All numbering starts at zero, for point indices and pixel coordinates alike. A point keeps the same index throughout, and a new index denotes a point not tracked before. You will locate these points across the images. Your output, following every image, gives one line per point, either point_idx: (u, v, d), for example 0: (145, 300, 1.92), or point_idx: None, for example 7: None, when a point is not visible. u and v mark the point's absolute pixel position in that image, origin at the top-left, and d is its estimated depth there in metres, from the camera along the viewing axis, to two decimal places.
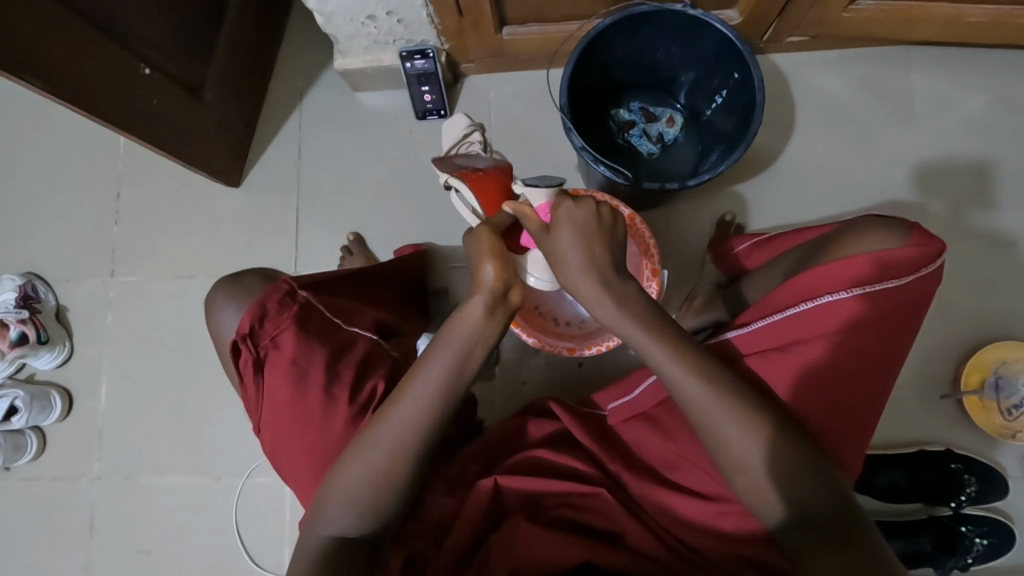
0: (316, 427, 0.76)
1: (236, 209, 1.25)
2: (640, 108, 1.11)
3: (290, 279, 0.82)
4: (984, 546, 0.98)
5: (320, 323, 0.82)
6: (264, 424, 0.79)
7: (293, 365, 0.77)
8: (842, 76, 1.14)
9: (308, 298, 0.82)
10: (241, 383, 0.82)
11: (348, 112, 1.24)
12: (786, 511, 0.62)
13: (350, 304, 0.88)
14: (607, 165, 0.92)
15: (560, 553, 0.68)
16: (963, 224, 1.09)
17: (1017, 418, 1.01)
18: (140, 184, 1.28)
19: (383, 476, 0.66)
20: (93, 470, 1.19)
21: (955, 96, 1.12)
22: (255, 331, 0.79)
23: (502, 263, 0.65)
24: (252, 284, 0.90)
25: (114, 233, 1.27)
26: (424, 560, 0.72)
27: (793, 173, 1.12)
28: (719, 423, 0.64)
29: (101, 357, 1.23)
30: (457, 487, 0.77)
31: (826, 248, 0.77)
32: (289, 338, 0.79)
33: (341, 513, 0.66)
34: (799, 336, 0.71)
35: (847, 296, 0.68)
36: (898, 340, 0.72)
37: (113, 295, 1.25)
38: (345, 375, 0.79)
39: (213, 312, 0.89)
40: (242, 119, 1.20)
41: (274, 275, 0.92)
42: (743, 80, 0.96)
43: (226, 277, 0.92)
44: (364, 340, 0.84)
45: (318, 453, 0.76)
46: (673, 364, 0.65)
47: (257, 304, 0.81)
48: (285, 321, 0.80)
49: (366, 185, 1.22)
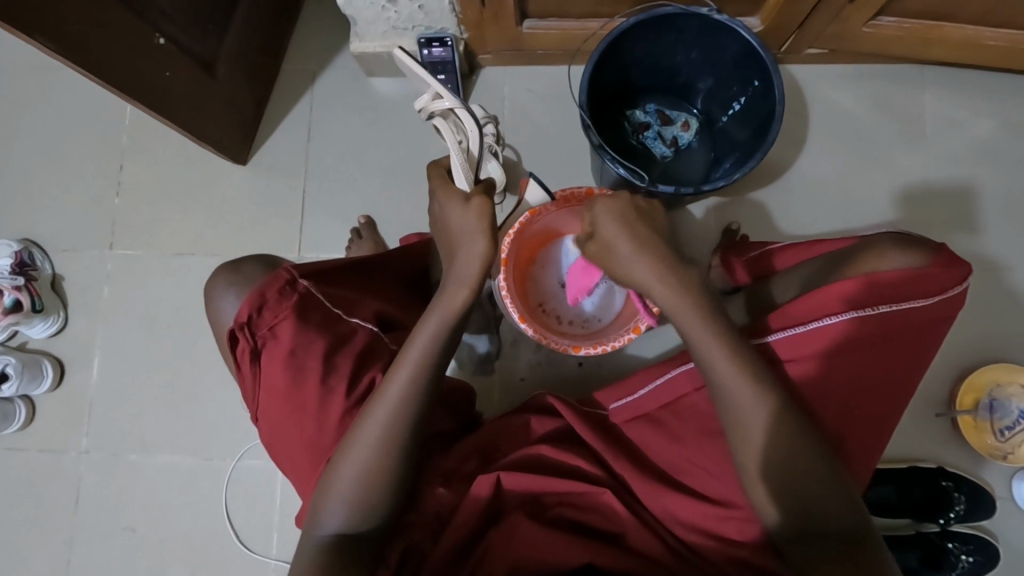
0: (313, 418, 0.76)
1: (241, 188, 1.23)
2: (655, 110, 1.11)
3: (291, 268, 0.80)
4: (969, 564, 0.99)
5: (320, 313, 0.81)
6: (260, 413, 0.79)
7: (290, 356, 0.77)
8: (856, 92, 1.15)
9: (308, 288, 0.81)
10: (238, 372, 0.81)
11: (360, 97, 1.23)
12: (795, 520, 0.62)
13: (351, 295, 0.87)
14: (626, 167, 0.92)
15: (563, 553, 0.68)
16: (967, 246, 1.10)
17: (1009, 438, 1.02)
18: (144, 157, 1.26)
19: (377, 469, 0.65)
20: (82, 443, 1.17)
21: (965, 119, 1.14)
22: (253, 320, 0.78)
23: (489, 240, 0.66)
24: (253, 273, 0.89)
25: (116, 204, 1.25)
26: (420, 553, 0.71)
27: (801, 185, 1.13)
28: (746, 426, 0.65)
29: (95, 330, 1.21)
30: (454, 479, 0.77)
31: (849, 261, 0.77)
32: (288, 327, 0.78)
33: (340, 507, 0.66)
34: (821, 348, 0.70)
35: (874, 313, 0.69)
36: (915, 359, 0.73)
37: (111, 268, 1.23)
38: (343, 366, 0.78)
39: (212, 300, 0.88)
40: (252, 97, 1.19)
41: (275, 263, 0.91)
42: (763, 89, 0.96)
43: (227, 264, 0.91)
44: (363, 331, 0.83)
45: (314, 442, 0.76)
46: (721, 362, 0.66)
47: (256, 292, 0.80)
48: (284, 310, 0.79)
49: (374, 172, 1.21)
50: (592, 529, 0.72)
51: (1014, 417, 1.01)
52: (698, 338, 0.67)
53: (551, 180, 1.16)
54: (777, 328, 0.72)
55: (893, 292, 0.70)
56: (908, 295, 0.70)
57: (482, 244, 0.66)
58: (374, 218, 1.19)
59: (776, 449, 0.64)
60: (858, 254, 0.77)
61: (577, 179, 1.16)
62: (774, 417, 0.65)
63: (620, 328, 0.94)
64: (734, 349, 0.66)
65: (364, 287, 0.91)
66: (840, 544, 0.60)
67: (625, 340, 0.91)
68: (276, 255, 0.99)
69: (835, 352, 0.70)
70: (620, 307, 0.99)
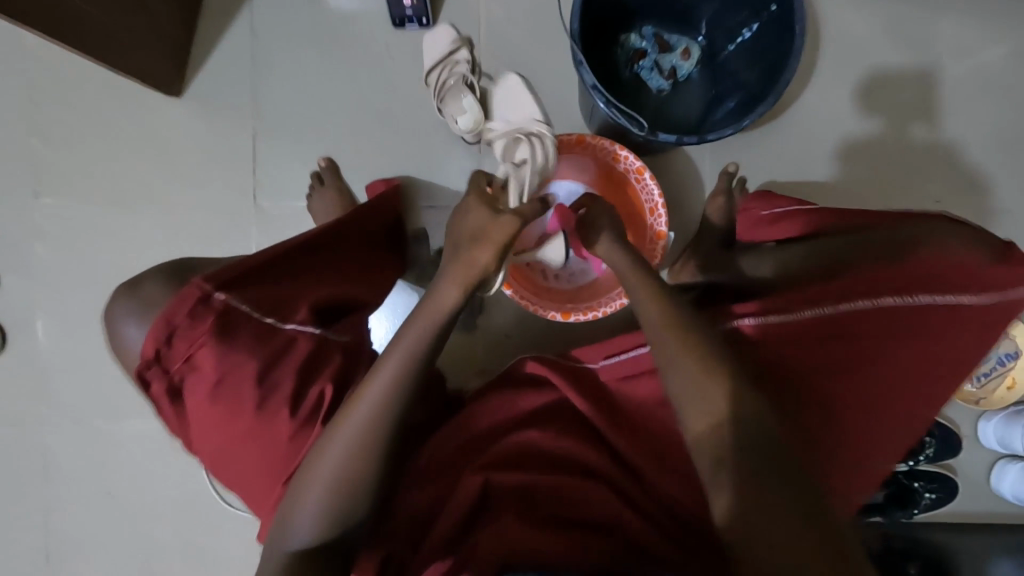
0: (255, 448, 0.65)
1: (181, 128, 1.08)
2: (653, 34, 0.97)
3: (202, 284, 0.65)
4: (931, 500, 1.05)
5: (248, 329, 0.67)
6: (195, 447, 0.68)
7: (216, 386, 0.64)
8: (871, 14, 1.03)
9: (228, 302, 0.66)
10: (162, 409, 0.69)
11: (311, 15, 1.06)
12: (743, 498, 0.52)
13: (290, 291, 0.72)
14: (619, 112, 0.78)
15: (565, 552, 0.59)
16: (975, 187, 1.04)
17: (983, 385, 1.05)
18: (60, 91, 1.08)
19: (351, 477, 0.58)
20: (41, 410, 1.11)
21: (984, 45, 1.04)
22: (164, 354, 0.65)
23: (496, 253, 0.63)
24: (152, 294, 0.72)
25: (33, 146, 1.08)
26: (399, 563, 0.63)
27: (807, 121, 1.04)
28: (692, 392, 0.60)
29: (34, 289, 1.10)
30: (427, 478, 0.69)
31: (894, 245, 0.70)
32: (207, 355, 0.64)
33: (310, 519, 0.57)
34: (842, 333, 0.67)
35: (899, 304, 0.67)
36: (946, 350, 0.69)
37: (40, 220, 1.09)
38: (281, 385, 0.66)
39: (113, 329, 0.73)
40: (180, 14, 1.00)
41: (181, 274, 0.74)
42: (781, 16, 0.83)
43: (125, 284, 0.75)
44: (305, 336, 0.70)
45: (262, 471, 0.66)
46: (671, 338, 0.63)
47: (164, 317, 0.66)
48: (199, 337, 0.65)
49: (333, 106, 1.07)
50: (572, 518, 0.63)
51: (993, 364, 1.03)
52: (650, 321, 0.65)
53: None
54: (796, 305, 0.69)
55: (913, 276, 0.68)
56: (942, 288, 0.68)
57: (487, 255, 0.63)
58: (336, 161, 1.07)
59: (750, 424, 0.57)
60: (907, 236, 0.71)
61: (563, 114, 1.04)
62: (747, 395, 0.58)
63: (613, 290, 0.92)
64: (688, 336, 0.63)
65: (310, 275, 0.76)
66: (781, 466, 0.54)
67: (616, 306, 0.90)
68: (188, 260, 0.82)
69: (844, 336, 0.67)
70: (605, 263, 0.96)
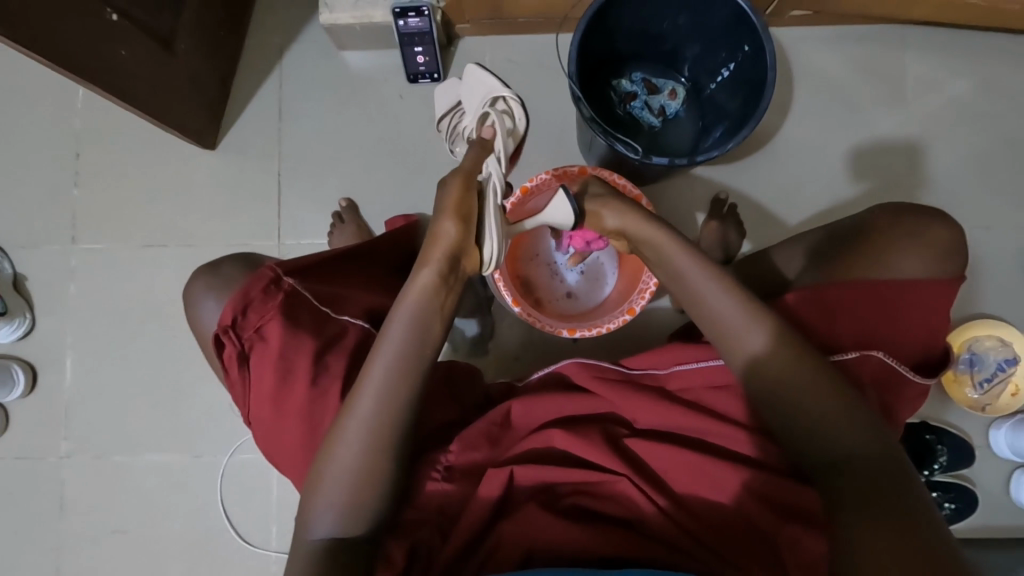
0: (302, 421, 0.71)
1: (211, 175, 1.17)
2: (642, 79, 1.07)
3: (275, 264, 0.77)
4: (952, 511, 1.04)
5: (309, 313, 0.77)
6: (252, 416, 0.75)
7: (278, 358, 0.72)
8: (838, 53, 1.14)
9: (294, 285, 0.77)
10: (225, 376, 0.78)
11: (333, 73, 1.18)
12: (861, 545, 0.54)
13: (337, 288, 0.82)
14: (617, 139, 0.88)
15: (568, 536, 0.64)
16: (947, 205, 1.11)
17: (985, 392, 1.07)
18: (104, 146, 1.18)
19: (366, 474, 0.60)
20: (62, 448, 1.13)
21: (942, 78, 1.14)
22: (237, 322, 0.75)
23: (462, 224, 0.62)
24: (233, 274, 0.86)
25: (75, 196, 1.17)
26: (428, 551, 0.65)
27: (787, 150, 1.13)
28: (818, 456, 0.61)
29: (65, 330, 1.15)
30: (456, 471, 0.70)
31: (860, 236, 0.80)
32: (274, 328, 0.74)
33: (329, 510, 0.61)
34: (843, 328, 0.72)
35: (901, 325, 0.73)
36: (925, 310, 0.73)
37: (74, 263, 1.16)
38: (335, 366, 0.73)
39: (191, 302, 0.85)
40: (216, 76, 1.12)
41: (255, 262, 0.89)
42: (755, 54, 0.92)
43: (205, 265, 0.89)
44: (355, 328, 0.78)
45: (304, 442, 0.71)
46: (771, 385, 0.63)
47: (241, 292, 0.76)
48: (269, 311, 0.75)
49: (351, 152, 1.17)
50: (589, 512, 0.67)
51: (992, 370, 1.06)
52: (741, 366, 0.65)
53: (539, 153, 1.13)
54: (806, 305, 0.73)
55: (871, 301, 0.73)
56: (908, 284, 0.73)
57: (451, 226, 0.62)
58: (356, 201, 1.15)
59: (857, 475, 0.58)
60: (868, 253, 0.77)
61: (564, 151, 1.13)
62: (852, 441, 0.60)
63: (615, 311, 0.95)
64: (790, 381, 0.62)
65: (361, 278, 0.85)
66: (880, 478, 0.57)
67: (620, 322, 0.93)
68: (252, 253, 0.96)
69: (845, 324, 0.72)
70: (603, 294, 1.02)
